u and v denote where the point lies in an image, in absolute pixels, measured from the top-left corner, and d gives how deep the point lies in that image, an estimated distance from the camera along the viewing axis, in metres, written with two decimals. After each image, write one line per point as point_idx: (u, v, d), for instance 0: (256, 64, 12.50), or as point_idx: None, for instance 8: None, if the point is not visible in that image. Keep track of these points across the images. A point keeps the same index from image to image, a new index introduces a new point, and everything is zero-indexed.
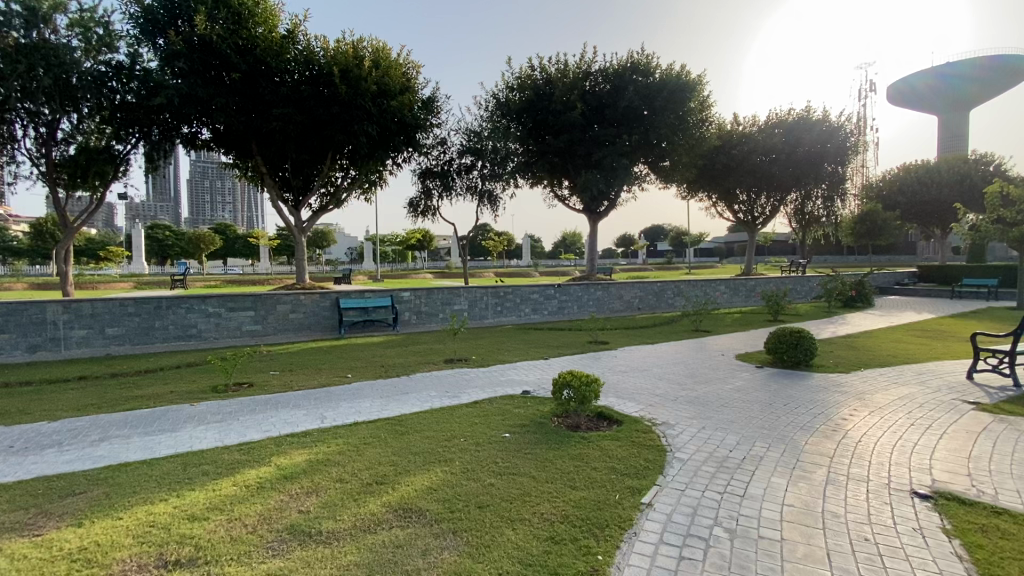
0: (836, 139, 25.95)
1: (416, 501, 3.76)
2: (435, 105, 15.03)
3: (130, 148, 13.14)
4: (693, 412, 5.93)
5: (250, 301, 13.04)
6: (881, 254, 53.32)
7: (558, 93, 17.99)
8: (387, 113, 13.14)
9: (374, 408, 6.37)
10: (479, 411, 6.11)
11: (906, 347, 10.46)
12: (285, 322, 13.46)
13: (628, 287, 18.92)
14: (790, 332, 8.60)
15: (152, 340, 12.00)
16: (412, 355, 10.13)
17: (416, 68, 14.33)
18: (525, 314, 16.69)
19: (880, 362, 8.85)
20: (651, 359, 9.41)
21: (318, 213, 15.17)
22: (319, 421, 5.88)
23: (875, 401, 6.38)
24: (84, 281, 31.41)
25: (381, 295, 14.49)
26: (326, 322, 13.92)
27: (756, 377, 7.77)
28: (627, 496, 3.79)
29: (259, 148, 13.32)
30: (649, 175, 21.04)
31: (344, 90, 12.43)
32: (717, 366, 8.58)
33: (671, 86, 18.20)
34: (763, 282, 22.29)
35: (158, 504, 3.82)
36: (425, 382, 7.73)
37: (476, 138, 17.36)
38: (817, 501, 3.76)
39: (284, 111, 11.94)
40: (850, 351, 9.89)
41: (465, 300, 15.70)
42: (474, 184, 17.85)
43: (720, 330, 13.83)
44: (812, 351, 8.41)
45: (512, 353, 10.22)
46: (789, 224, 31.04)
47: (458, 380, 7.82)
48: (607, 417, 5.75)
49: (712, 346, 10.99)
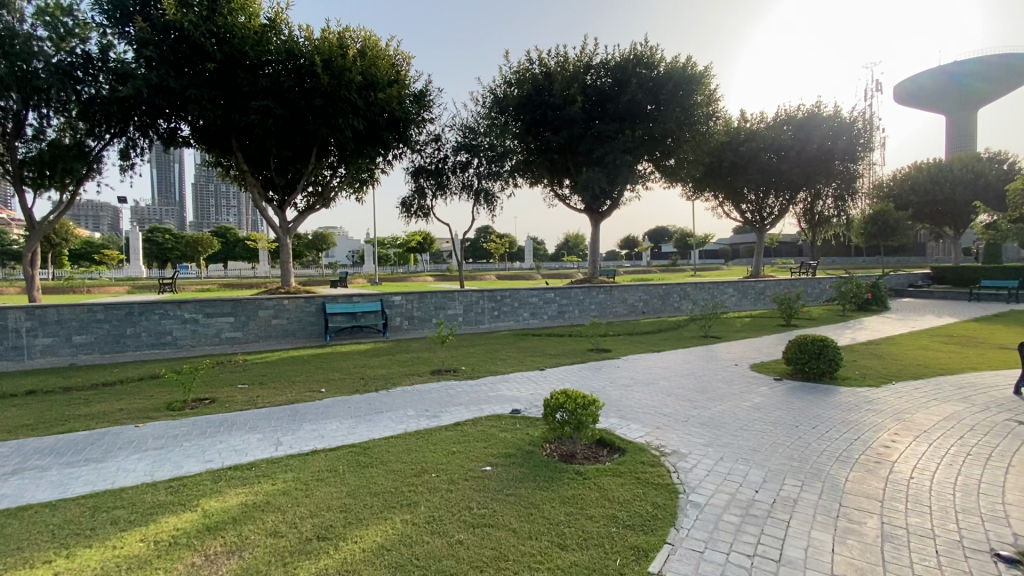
0: (848, 136, 25.03)
1: (360, 568, 2.95)
2: (427, 99, 14.25)
3: (104, 144, 12.44)
4: (707, 437, 5.08)
5: (228, 306, 12.25)
6: (890, 255, 52.18)
7: (558, 87, 17.17)
8: (374, 106, 12.37)
9: (340, 431, 5.55)
10: (461, 435, 5.28)
11: (937, 356, 9.54)
12: (268, 329, 12.66)
13: (632, 290, 18.06)
14: (812, 340, 7.74)
15: (123, 348, 11.29)
16: (398, 366, 9.28)
17: (406, 60, 13.55)
18: (524, 319, 15.87)
19: (912, 374, 7.97)
20: (657, 370, 8.55)
21: (305, 213, 14.38)
22: (272, 449, 5.07)
23: (919, 424, 5.50)
24: (77, 285, 30.88)
25: (370, 298, 13.65)
26: (311, 328, 13.13)
27: (776, 392, 6.90)
28: (630, 562, 2.95)
29: (240, 143, 12.58)
30: (653, 173, 20.22)
31: (327, 80, 11.61)
32: (731, 378, 7.72)
33: (677, 78, 17.35)
34: (774, 284, 21.41)
35: (36, 571, 3.05)
36: (405, 398, 6.89)
37: (472, 134, 16.55)
38: (875, 569, 2.91)
39: (262, 102, 11.17)
40: (877, 361, 8.98)
41: (460, 305, 14.88)
42: (470, 182, 17.04)
43: (731, 336, 12.98)
44: (837, 361, 7.54)
45: (505, 363, 9.38)
46: (798, 225, 30.14)
47: (442, 396, 6.99)
48: (608, 445, 4.90)
49: (724, 355, 10.13)
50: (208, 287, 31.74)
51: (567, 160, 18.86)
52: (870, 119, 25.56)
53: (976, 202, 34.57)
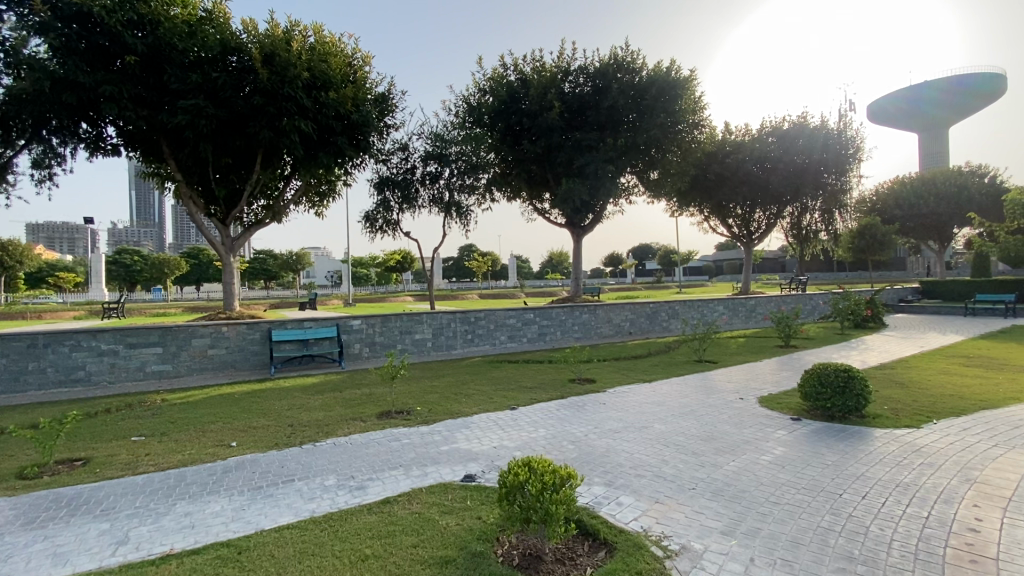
0: (836, 148, 24.34)
1: None
2: (389, 104, 12.94)
3: (17, 152, 10.95)
4: (726, 520, 3.67)
5: (155, 335, 10.60)
6: (875, 270, 51.98)
7: (534, 93, 16.04)
8: (325, 108, 10.92)
9: (221, 518, 4.03)
10: (384, 522, 3.80)
11: (964, 383, 8.33)
12: (203, 360, 11.00)
13: (617, 309, 16.77)
14: (835, 371, 6.43)
15: (24, 387, 9.61)
16: (340, 407, 7.74)
17: (366, 60, 12.23)
18: (500, 342, 14.46)
19: (950, 408, 6.69)
20: (649, 407, 7.18)
21: (253, 229, 12.78)
22: (108, 554, 3.54)
23: (998, 489, 4.16)
24: (23, 310, 28.60)
25: (325, 323, 12.06)
26: (255, 358, 11.50)
27: (797, 438, 5.56)
28: None
29: (173, 151, 11.07)
30: (637, 185, 19.17)
31: (268, 77, 10.19)
32: (739, 419, 6.38)
33: (661, 84, 16.28)
34: (766, 301, 20.34)
35: None
36: (330, 458, 5.37)
37: (441, 142, 15.30)
38: None
39: (190, 101, 9.69)
40: (902, 391, 7.71)
41: (428, 328, 13.42)
42: (440, 194, 15.72)
43: (728, 360, 11.71)
44: (866, 396, 6.24)
45: (471, 400, 7.89)
46: (785, 239, 29.35)
47: (381, 453, 5.46)
48: (589, 540, 3.45)
49: (724, 385, 8.79)
50: (171, 311, 29.65)
51: (545, 171, 17.71)
52: (858, 130, 24.93)
53: (971, 212, 34.56)
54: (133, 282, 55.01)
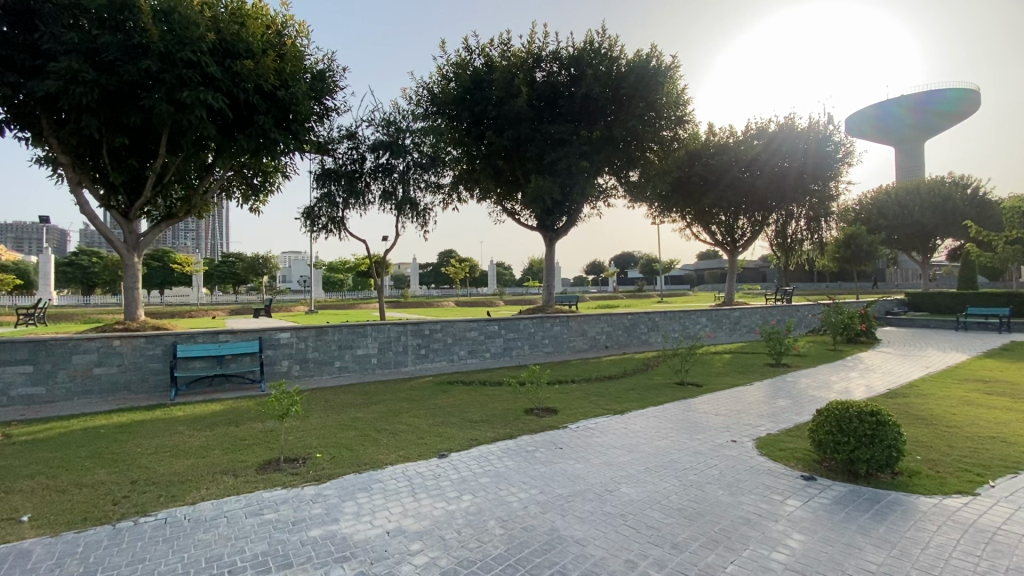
0: (824, 153, 23.20)
1: None
2: (330, 83, 11.28)
3: None
4: None
5: (23, 351, 8.65)
6: (857, 280, 51.57)
7: (500, 79, 14.44)
8: (240, 81, 9.16)
9: None
10: None
11: (998, 419, 6.83)
12: (88, 381, 9.08)
13: (591, 320, 15.21)
14: (858, 412, 4.85)
15: None
16: (219, 451, 5.94)
17: (300, 30, 10.60)
18: (458, 357, 12.77)
19: (1003, 461, 5.16)
20: (618, 454, 5.56)
21: (164, 226, 10.87)
22: None
23: None
24: None
25: (245, 337, 10.21)
26: (154, 378, 9.59)
27: (817, 515, 3.98)
28: None
29: (58, 129, 9.22)
30: (616, 188, 17.68)
31: (163, 38, 8.42)
32: (732, 477, 4.77)
33: (640, 72, 14.80)
34: (752, 312, 18.98)
35: None
36: (136, 553, 3.59)
37: (394, 130, 13.65)
38: None
39: (63, 63, 7.89)
40: (931, 433, 6.17)
41: (372, 342, 11.65)
42: (394, 189, 13.96)
43: (714, 382, 10.17)
44: (899, 447, 4.68)
45: (391, 442, 6.14)
46: (769, 248, 28.26)
47: (216, 544, 3.66)
48: None
49: (711, 418, 7.21)
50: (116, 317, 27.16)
51: (515, 168, 16.14)
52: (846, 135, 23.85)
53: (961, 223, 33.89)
54: (90, 284, 51.85)
